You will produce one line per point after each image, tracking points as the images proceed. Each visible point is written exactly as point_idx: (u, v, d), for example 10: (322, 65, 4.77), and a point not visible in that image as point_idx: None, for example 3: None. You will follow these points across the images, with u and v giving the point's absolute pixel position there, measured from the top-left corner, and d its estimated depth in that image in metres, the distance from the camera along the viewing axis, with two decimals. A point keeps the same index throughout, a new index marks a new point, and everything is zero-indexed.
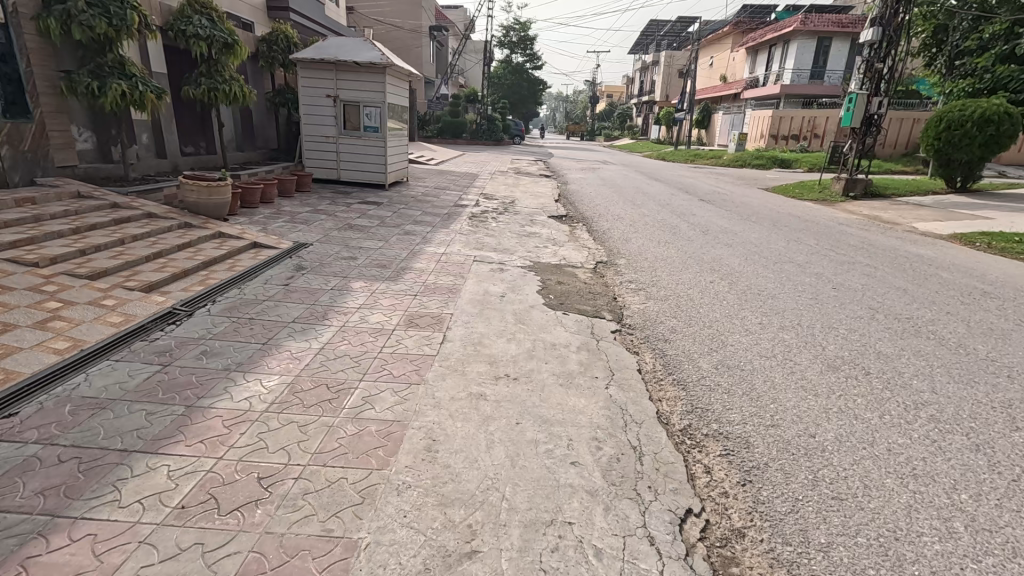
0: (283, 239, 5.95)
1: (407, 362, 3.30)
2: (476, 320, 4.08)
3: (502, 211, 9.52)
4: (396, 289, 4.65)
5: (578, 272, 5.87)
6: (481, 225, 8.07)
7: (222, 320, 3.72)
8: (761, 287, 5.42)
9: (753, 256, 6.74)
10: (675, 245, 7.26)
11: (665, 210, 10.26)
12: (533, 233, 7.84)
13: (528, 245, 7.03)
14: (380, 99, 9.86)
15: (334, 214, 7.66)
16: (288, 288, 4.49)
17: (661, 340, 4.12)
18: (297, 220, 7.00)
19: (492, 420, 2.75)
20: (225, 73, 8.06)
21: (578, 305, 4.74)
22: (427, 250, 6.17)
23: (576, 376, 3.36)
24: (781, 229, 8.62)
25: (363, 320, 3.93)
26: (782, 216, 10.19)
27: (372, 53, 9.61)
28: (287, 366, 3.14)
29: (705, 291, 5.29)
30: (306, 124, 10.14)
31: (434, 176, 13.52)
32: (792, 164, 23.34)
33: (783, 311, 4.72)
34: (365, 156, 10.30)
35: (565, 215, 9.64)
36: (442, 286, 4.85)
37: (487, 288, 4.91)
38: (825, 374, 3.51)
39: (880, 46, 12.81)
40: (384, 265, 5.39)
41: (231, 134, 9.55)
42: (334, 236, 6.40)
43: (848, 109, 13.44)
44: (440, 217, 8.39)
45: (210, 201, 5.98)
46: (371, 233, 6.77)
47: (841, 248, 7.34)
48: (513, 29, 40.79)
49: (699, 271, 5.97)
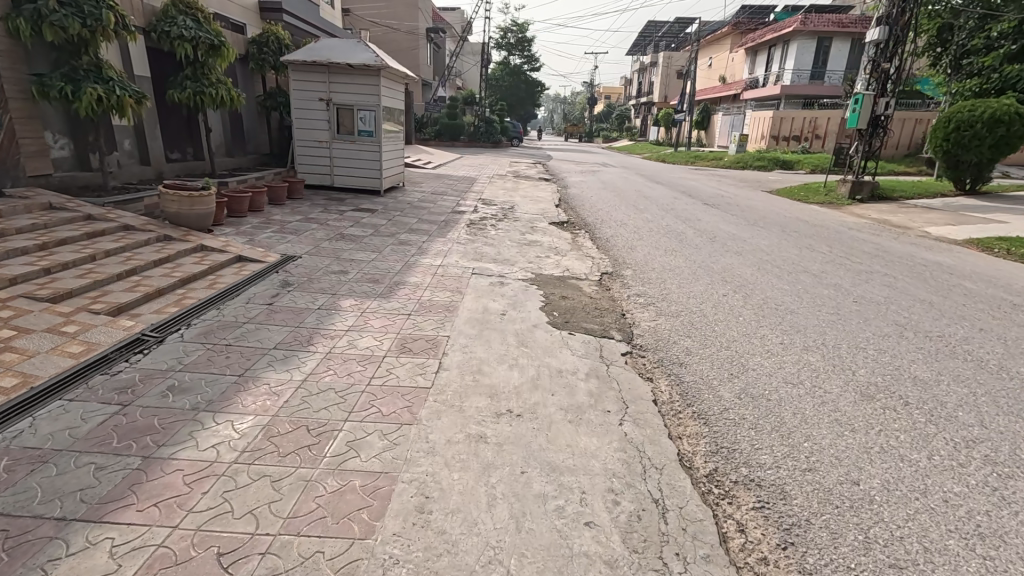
0: (270, 252, 5.62)
1: (398, 396, 2.97)
2: (475, 343, 3.76)
3: (501, 217, 9.19)
4: (388, 308, 4.33)
5: (583, 285, 5.54)
6: (479, 233, 7.74)
7: (195, 347, 3.38)
8: (777, 301, 5.10)
9: (765, 265, 6.42)
10: (682, 253, 6.94)
11: (669, 215, 9.95)
12: (534, 241, 7.52)
13: (529, 254, 6.71)
14: (375, 102, 9.53)
15: (326, 223, 7.32)
16: (271, 308, 4.16)
17: (676, 364, 3.79)
18: (286, 230, 6.67)
19: (493, 470, 2.41)
20: (212, 76, 7.73)
21: (584, 324, 4.42)
22: (422, 262, 5.85)
23: (586, 410, 3.03)
24: (791, 235, 8.31)
25: (352, 344, 3.60)
26: (790, 220, 9.88)
27: (366, 55, 9.30)
28: (263, 405, 2.80)
29: (719, 305, 4.96)
30: (298, 129, 9.81)
31: (431, 181, 13.19)
32: (794, 166, 23.06)
33: (804, 329, 4.40)
34: (360, 161, 9.96)
35: (567, 221, 9.33)
36: (438, 303, 4.52)
37: (487, 305, 4.58)
38: (859, 406, 3.18)
39: (887, 46, 12.53)
40: (376, 280, 5.06)
41: (220, 139, 9.21)
42: (324, 247, 6.06)
43: (854, 110, 13.16)
44: (436, 225, 8.05)
45: (192, 212, 5.65)
46: (364, 244, 6.43)
47: (857, 256, 7.03)
48: (510, 31, 40.57)
49: (710, 283, 5.66)
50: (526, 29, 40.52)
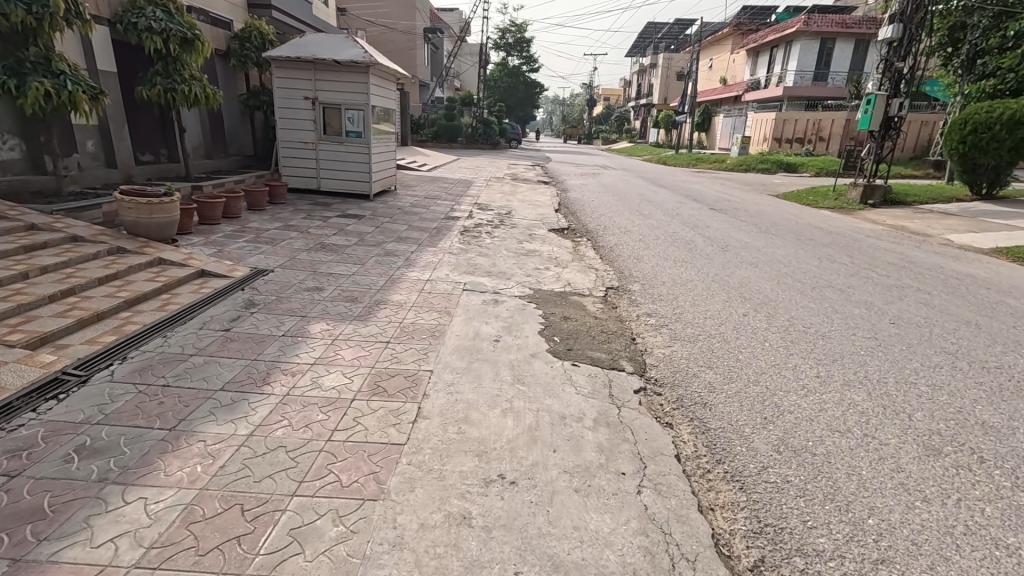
0: (238, 265, 5.05)
1: (364, 458, 2.40)
2: (463, 380, 3.20)
3: (498, 224, 8.64)
4: (364, 335, 3.77)
5: (586, 303, 4.99)
6: (473, 242, 7.19)
7: (124, 390, 2.80)
8: (805, 322, 4.55)
9: (784, 279, 5.88)
10: (693, 265, 6.40)
11: (675, 221, 9.42)
12: (532, 250, 6.97)
13: (527, 265, 6.16)
14: (364, 101, 8.99)
15: (306, 231, 6.76)
16: (227, 335, 3.60)
17: (699, 405, 3.23)
18: (261, 239, 6.11)
19: (477, 571, 1.85)
20: (185, 72, 7.16)
21: (589, 352, 3.86)
22: (409, 276, 5.29)
23: (594, 473, 2.47)
24: (807, 243, 7.79)
25: (317, 384, 3.04)
26: (803, 227, 9.35)
27: (355, 51, 8.76)
28: (190, 473, 2.23)
29: (740, 327, 4.42)
30: (282, 129, 9.25)
31: (426, 184, 12.65)
32: (798, 168, 22.61)
33: (841, 357, 3.86)
34: (348, 164, 9.40)
35: (567, 228, 8.79)
36: (422, 328, 3.96)
37: (478, 329, 4.03)
38: (926, 464, 2.63)
39: (900, 44, 12.01)
40: (354, 299, 4.50)
41: (198, 140, 8.64)
42: (301, 260, 5.50)
43: (866, 111, 12.60)
44: (427, 232, 7.49)
45: (152, 221, 5.09)
46: (346, 255, 5.87)
47: (881, 267, 6.49)
48: (509, 31, 40.00)
49: (727, 300, 5.11)
50: (524, 30, 40.05)
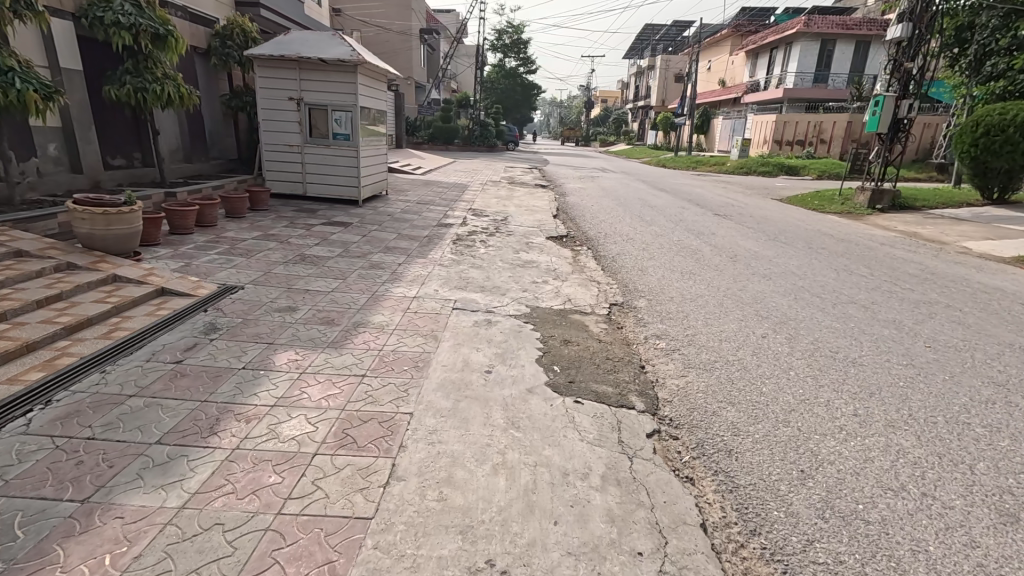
0: (205, 281, 4.58)
1: (318, 540, 1.93)
2: (447, 425, 2.73)
3: (493, 232, 8.20)
4: (337, 368, 3.30)
5: (588, 323, 4.54)
6: (467, 251, 6.74)
7: (36, 447, 2.32)
8: (832, 345, 4.11)
9: (802, 293, 5.45)
10: (702, 277, 5.97)
11: (679, 228, 8.99)
12: (529, 261, 6.50)
13: (523, 278, 5.70)
14: (351, 101, 8.53)
15: (287, 241, 6.30)
16: (179, 368, 3.12)
17: (722, 453, 2.77)
18: (235, 251, 5.64)
19: None
20: (157, 71, 6.70)
21: (594, 384, 3.40)
22: (394, 292, 4.83)
23: (604, 555, 2.00)
24: (820, 252, 7.37)
25: (273, 433, 2.56)
26: (813, 234, 8.94)
27: (342, 49, 8.31)
28: (94, 568, 1.75)
29: (760, 353, 3.97)
30: (266, 132, 8.78)
31: (419, 188, 12.20)
32: (799, 171, 22.27)
33: (878, 389, 3.41)
34: (335, 168, 8.93)
35: (567, 235, 8.35)
36: (404, 357, 3.50)
37: (467, 358, 3.56)
38: (1005, 537, 2.17)
39: (909, 44, 11.63)
40: (330, 322, 4.03)
41: (175, 143, 8.16)
42: (276, 274, 5.04)
43: (874, 113, 12.21)
44: (418, 241, 7.04)
45: (109, 233, 4.61)
46: (327, 268, 5.41)
47: (902, 280, 6.06)
48: (506, 33, 39.61)
49: (743, 318, 4.66)
50: (522, 31, 39.64)
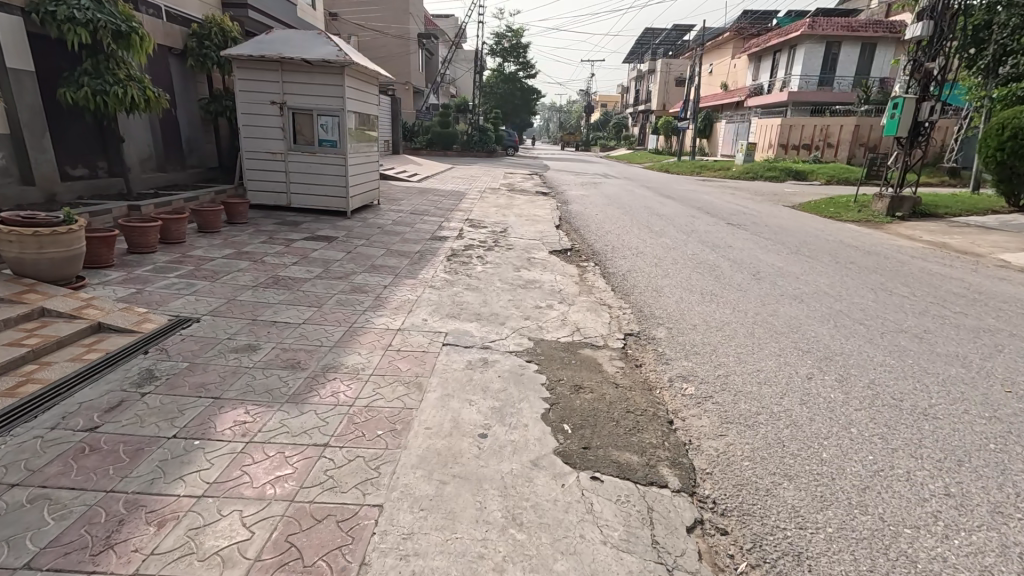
0: (153, 313, 3.94)
1: None
2: (427, 526, 2.07)
3: (492, 245, 7.57)
4: (294, 434, 2.63)
5: (601, 360, 3.88)
6: (462, 269, 6.10)
7: None
8: (892, 389, 3.46)
9: (840, 318, 4.80)
10: (725, 299, 5.34)
11: (691, 239, 8.35)
12: (531, 280, 5.87)
13: (525, 302, 5.06)
14: (338, 105, 7.91)
15: (260, 260, 5.65)
16: (89, 440, 2.46)
17: (791, 560, 2.09)
18: (199, 272, 5.00)
19: None
20: (120, 72, 6.09)
21: (615, 450, 2.74)
22: (376, 323, 4.19)
23: None
24: (848, 268, 6.75)
25: (190, 546, 1.90)
26: (836, 245, 8.30)
27: (327, 49, 7.71)
28: None
29: (810, 403, 3.31)
30: (246, 138, 8.15)
31: (414, 197, 11.57)
32: (806, 176, 21.71)
33: (965, 456, 2.75)
34: (321, 176, 8.29)
35: (571, 249, 7.71)
36: (380, 416, 2.83)
37: (458, 415, 2.90)
38: None
39: (931, 43, 10.99)
40: (294, 365, 3.37)
41: (148, 151, 7.55)
42: (240, 302, 4.39)
43: (893, 116, 11.60)
44: (408, 257, 6.39)
45: (42, 258, 3.99)
46: (302, 293, 4.76)
47: (949, 301, 5.41)
48: (505, 37, 39.19)
49: (781, 355, 4.01)
50: (521, 34, 39.21)
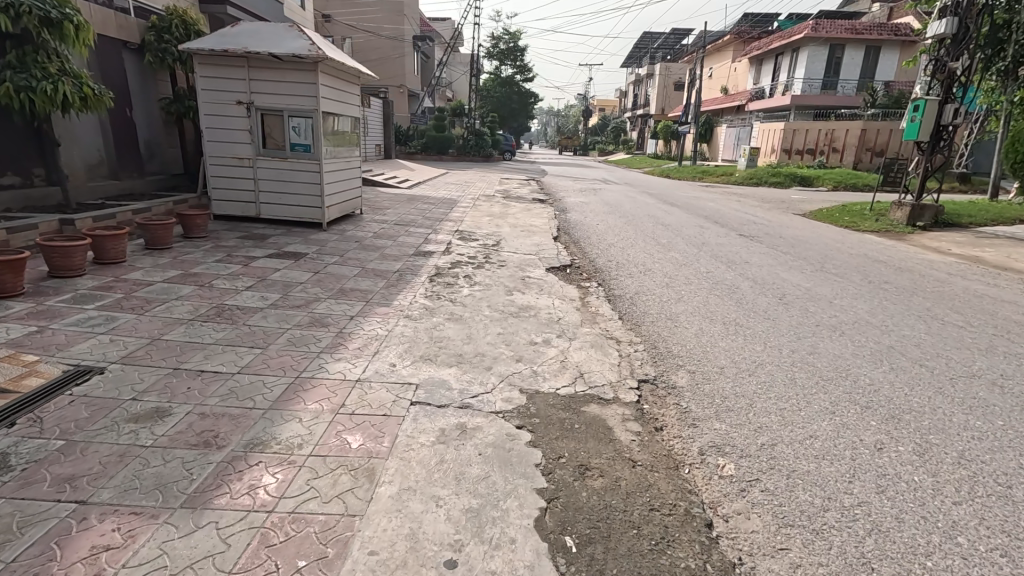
0: (46, 363, 3.13)
1: None
2: None
3: (483, 261, 6.77)
4: (173, 571, 1.81)
5: (611, 424, 3.06)
6: (446, 293, 5.30)
7: None
8: (993, 470, 2.66)
9: (896, 358, 4.01)
10: (752, 330, 4.56)
11: (703, 254, 7.56)
12: (525, 306, 5.07)
13: (517, 336, 4.26)
14: (311, 106, 7.14)
15: (208, 284, 4.83)
16: None
17: None
18: (127, 302, 4.19)
19: None
20: (51, 66, 5.28)
21: None
22: (331, 372, 3.37)
23: None
24: (884, 289, 5.98)
25: None
26: (864, 261, 7.54)
27: (297, 42, 6.89)
28: None
29: (891, 493, 2.50)
30: (210, 142, 7.34)
31: (402, 205, 10.76)
32: (812, 181, 21.03)
33: None
34: (293, 184, 7.48)
35: (571, 265, 6.91)
36: (306, 533, 2.01)
37: (417, 530, 2.07)
38: None
39: (955, 41, 10.31)
40: (208, 443, 2.55)
41: (96, 156, 6.73)
42: (165, 343, 3.57)
43: (913, 119, 10.92)
44: (385, 278, 5.56)
45: None
46: (246, 329, 3.94)
47: (1015, 333, 4.62)
48: (502, 40, 38.57)
49: (837, 414, 3.20)
50: (518, 37, 38.60)
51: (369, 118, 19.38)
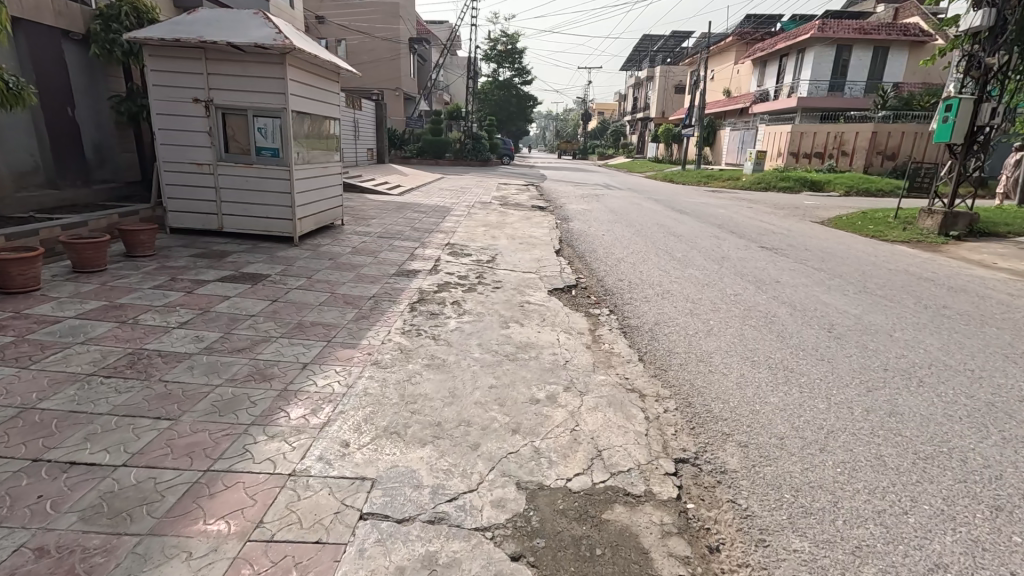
0: None
1: None
2: None
3: (475, 282, 5.85)
4: None
5: (647, 545, 2.14)
6: (428, 326, 4.37)
7: None
8: None
9: (1006, 423, 3.09)
10: (808, 379, 3.65)
11: (726, 272, 6.67)
12: (525, 343, 4.16)
13: (515, 391, 3.34)
14: (279, 104, 6.24)
15: (132, 320, 3.91)
16: None
17: None
18: (14, 350, 3.27)
19: None
20: None
21: None
22: (258, 459, 2.46)
23: None
24: (947, 317, 5.08)
25: None
26: (909, 279, 6.65)
27: (261, 30, 6.00)
28: None
29: None
30: (164, 146, 6.44)
31: (390, 214, 9.86)
32: (823, 186, 20.15)
33: None
34: (260, 194, 6.57)
35: (576, 286, 6.01)
36: None
37: None
38: None
39: (992, 35, 9.42)
40: None
41: (28, 162, 5.83)
42: (37, 416, 2.65)
43: (945, 120, 10.03)
44: (356, 308, 4.65)
45: None
46: (158, 389, 3.01)
47: None
48: (500, 41, 37.79)
49: (960, 524, 2.29)
50: (516, 40, 37.84)
51: (359, 121, 18.49)
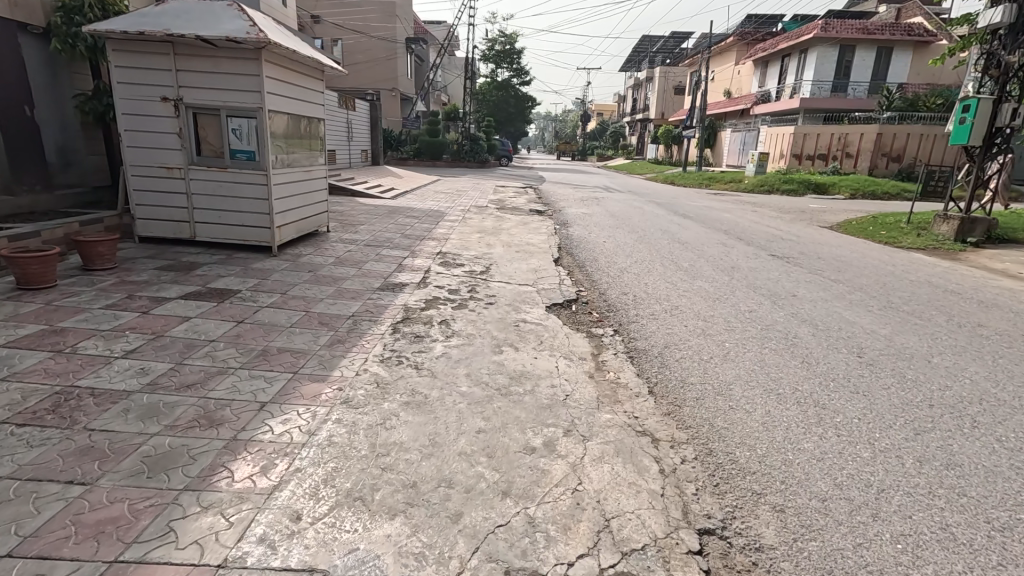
0: None
1: None
2: None
3: (466, 297, 5.36)
4: None
5: None
6: (409, 352, 3.88)
7: None
8: None
9: None
10: (844, 420, 3.15)
11: (737, 284, 6.19)
12: (519, 373, 3.66)
13: (506, 438, 2.84)
14: (254, 103, 5.75)
15: (69, 350, 3.41)
16: None
17: None
18: None
19: None
20: None
21: None
22: (182, 542, 1.96)
23: None
24: (986, 337, 4.60)
25: None
26: (934, 291, 6.18)
27: (234, 23, 5.52)
28: None
29: None
30: (130, 148, 5.95)
31: (381, 220, 9.36)
32: (828, 189, 19.68)
33: None
34: (235, 199, 6.08)
35: (577, 301, 5.53)
36: None
37: None
38: None
39: (1012, 30, 8.98)
40: None
41: None
42: None
43: (963, 121, 9.61)
44: (331, 330, 4.15)
45: None
46: (78, 442, 2.51)
47: None
48: (498, 41, 37.26)
49: None
50: (514, 40, 37.36)
51: (352, 121, 17.96)
